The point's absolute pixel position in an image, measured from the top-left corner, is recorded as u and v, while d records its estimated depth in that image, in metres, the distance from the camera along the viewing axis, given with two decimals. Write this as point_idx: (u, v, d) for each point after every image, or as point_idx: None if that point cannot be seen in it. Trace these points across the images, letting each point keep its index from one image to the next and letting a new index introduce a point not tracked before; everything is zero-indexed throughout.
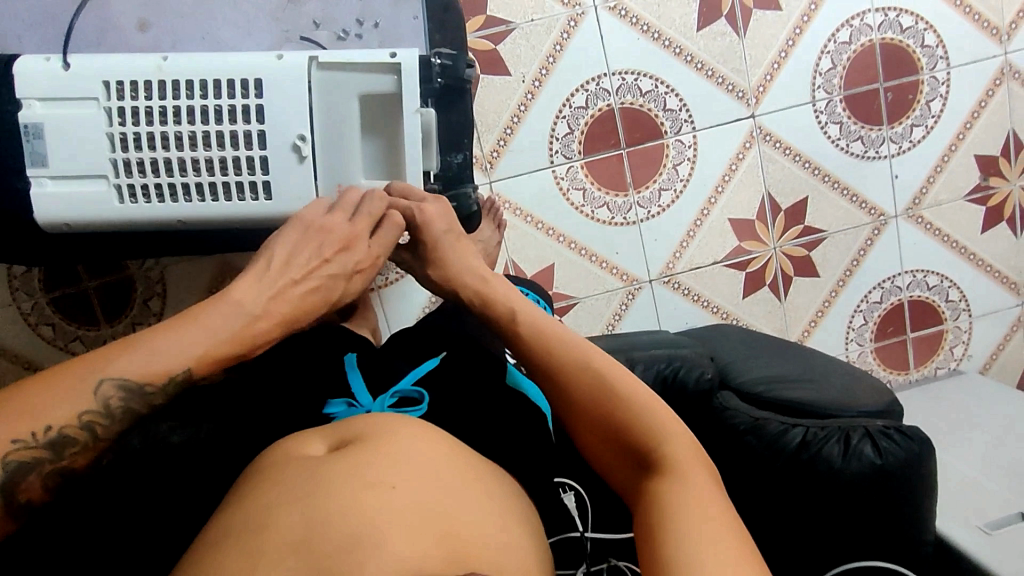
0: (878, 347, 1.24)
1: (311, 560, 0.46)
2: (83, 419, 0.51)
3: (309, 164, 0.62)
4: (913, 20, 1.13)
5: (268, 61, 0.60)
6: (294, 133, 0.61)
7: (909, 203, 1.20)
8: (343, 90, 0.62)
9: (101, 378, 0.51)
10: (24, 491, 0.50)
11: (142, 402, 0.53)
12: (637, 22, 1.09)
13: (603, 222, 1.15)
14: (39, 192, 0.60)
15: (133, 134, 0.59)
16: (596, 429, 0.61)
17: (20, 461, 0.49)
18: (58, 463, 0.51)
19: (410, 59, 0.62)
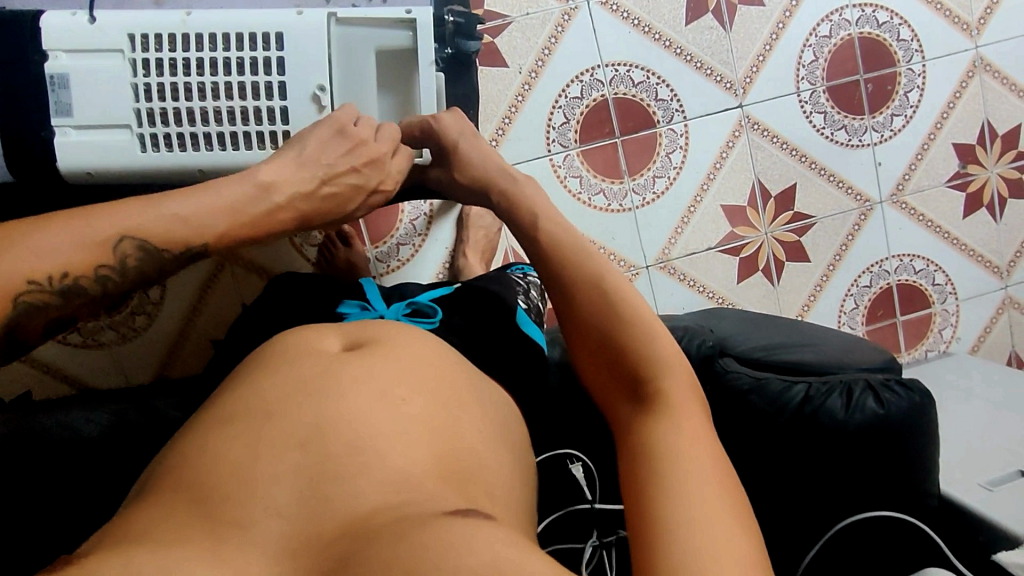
0: (870, 331, 1.27)
1: (317, 455, 0.51)
2: (98, 271, 0.55)
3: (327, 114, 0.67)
4: (888, 16, 1.20)
5: (290, 17, 0.65)
6: (314, 83, 0.66)
7: (893, 189, 1.24)
8: (361, 45, 0.68)
9: (120, 235, 0.56)
10: (24, 328, 0.53)
11: (154, 263, 0.58)
12: (628, 16, 1.14)
13: (600, 209, 1.17)
14: (63, 140, 0.65)
15: (157, 84, 0.64)
16: (605, 362, 0.62)
17: (29, 304, 0.52)
18: (62, 308, 0.54)
19: (424, 18, 0.68)
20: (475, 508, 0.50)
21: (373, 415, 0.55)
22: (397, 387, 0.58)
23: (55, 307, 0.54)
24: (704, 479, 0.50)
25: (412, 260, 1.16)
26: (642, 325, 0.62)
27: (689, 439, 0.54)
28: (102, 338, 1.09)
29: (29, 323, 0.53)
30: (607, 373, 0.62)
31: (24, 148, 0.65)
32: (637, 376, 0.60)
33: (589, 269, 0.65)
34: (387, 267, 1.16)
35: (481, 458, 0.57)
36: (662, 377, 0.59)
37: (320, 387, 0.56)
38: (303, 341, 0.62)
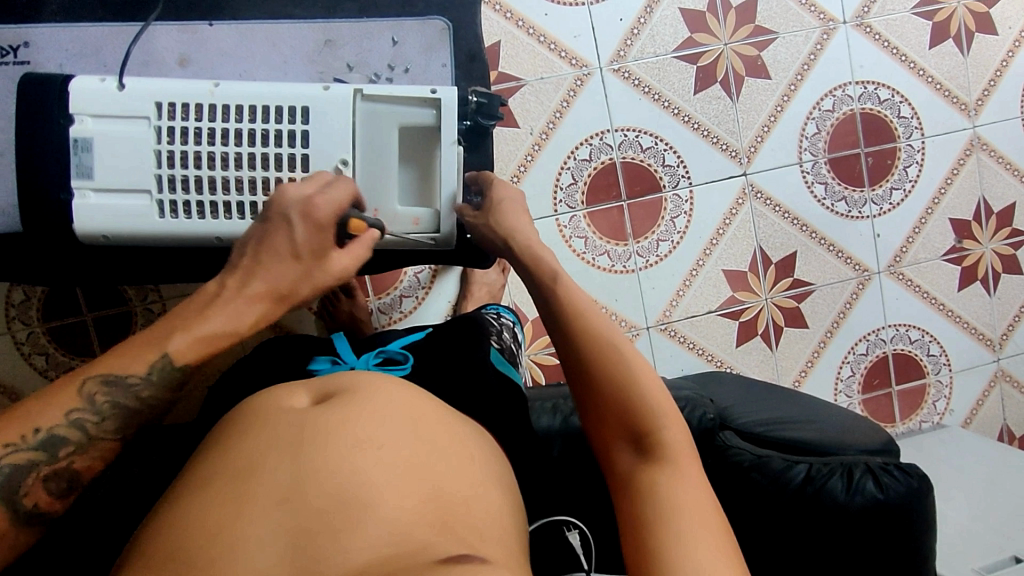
0: (865, 400, 1.29)
1: (301, 515, 0.50)
2: (72, 417, 0.53)
3: (347, 188, 0.64)
4: (890, 93, 1.23)
5: (315, 92, 0.62)
6: (337, 158, 0.63)
7: (891, 260, 1.26)
8: (383, 121, 0.64)
9: (84, 378, 0.55)
10: (30, 497, 0.52)
11: (127, 395, 0.55)
12: (639, 84, 1.17)
13: (603, 269, 1.19)
14: (80, 203, 0.62)
15: (180, 152, 0.61)
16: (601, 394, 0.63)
17: (14, 465, 0.51)
18: (54, 463, 0.53)
19: (449, 98, 0.65)
20: (476, 555, 0.50)
21: (358, 460, 0.54)
22: (377, 431, 0.56)
23: (82, 452, 0.54)
24: (699, 541, 0.51)
25: (414, 313, 1.17)
26: (645, 378, 0.62)
27: (693, 497, 0.55)
28: None
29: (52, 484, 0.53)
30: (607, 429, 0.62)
31: (41, 208, 0.63)
32: (628, 417, 0.61)
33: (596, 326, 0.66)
34: (389, 319, 1.16)
35: (474, 504, 0.56)
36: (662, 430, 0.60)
37: (307, 437, 0.55)
38: (275, 399, 0.61)
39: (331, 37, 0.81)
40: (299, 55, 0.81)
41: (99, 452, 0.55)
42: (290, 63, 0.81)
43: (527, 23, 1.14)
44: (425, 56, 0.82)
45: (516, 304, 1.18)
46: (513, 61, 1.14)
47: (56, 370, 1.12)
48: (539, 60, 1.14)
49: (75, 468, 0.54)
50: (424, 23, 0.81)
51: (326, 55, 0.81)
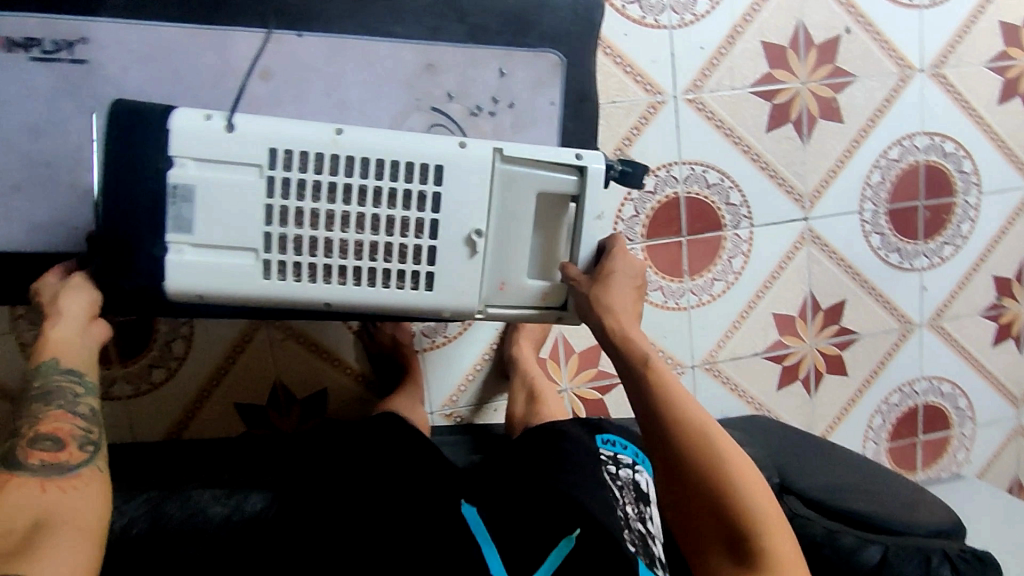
0: (891, 447, 1.30)
1: None
2: None
3: (479, 261, 0.58)
4: (954, 147, 1.21)
5: (451, 149, 0.56)
6: (471, 226, 0.57)
7: (933, 314, 1.26)
8: (520, 185, 0.59)
9: None
10: None
11: None
12: (712, 116, 1.12)
13: (656, 305, 1.15)
14: (175, 259, 0.55)
15: (296, 208, 0.55)
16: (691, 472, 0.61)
17: None
18: None
19: (595, 167, 0.59)
20: None
21: None
22: None
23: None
24: None
25: (458, 337, 1.12)
26: (733, 460, 0.61)
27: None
28: (113, 391, 1.02)
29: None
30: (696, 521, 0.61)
31: (127, 262, 0.55)
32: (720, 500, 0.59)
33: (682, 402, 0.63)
34: (432, 342, 1.10)
35: None
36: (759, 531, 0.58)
37: None
38: None
39: (432, 61, 0.73)
40: (396, 78, 0.73)
41: None
42: (385, 86, 0.73)
43: (605, 41, 1.06)
44: (532, 93, 0.75)
45: (565, 334, 1.14)
46: None
47: None
48: (613, 82, 1.07)
49: None
50: (536, 56, 0.74)
51: (425, 81, 0.73)
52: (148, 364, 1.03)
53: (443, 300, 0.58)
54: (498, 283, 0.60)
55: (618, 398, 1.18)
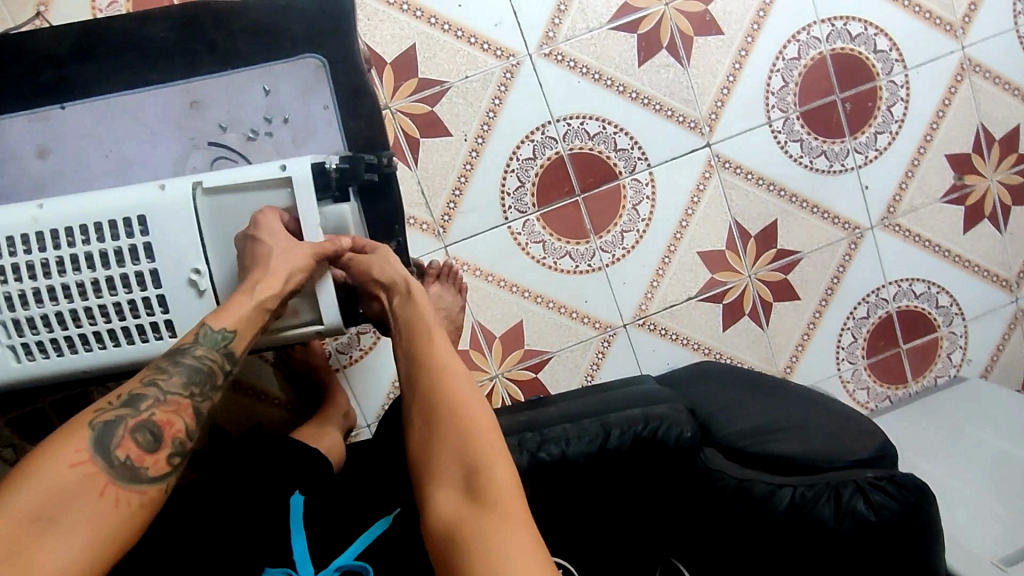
0: (872, 364, 1.19)
1: None
2: (136, 423, 0.51)
3: (209, 297, 0.59)
4: (862, 27, 1.09)
5: (151, 197, 0.57)
6: (189, 268, 0.58)
7: (883, 213, 1.15)
8: (233, 211, 0.60)
9: (93, 420, 0.50)
10: (127, 451, 0.50)
11: (182, 386, 0.54)
12: (576, 65, 1.05)
13: (567, 271, 1.10)
14: None
15: (18, 291, 0.56)
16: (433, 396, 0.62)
17: (104, 423, 0.50)
18: (139, 416, 0.51)
19: (302, 173, 0.59)
20: None
21: None
22: None
23: (163, 406, 0.53)
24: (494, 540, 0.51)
25: (375, 347, 1.10)
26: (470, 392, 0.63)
27: (498, 536, 0.50)
28: None
29: (142, 438, 0.50)
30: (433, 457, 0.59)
31: None
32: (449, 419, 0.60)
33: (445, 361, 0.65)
34: (349, 356, 1.10)
35: None
36: (487, 465, 0.57)
37: None
38: None
39: (196, 97, 0.72)
40: (167, 124, 0.72)
41: (177, 420, 0.53)
42: (158, 134, 0.73)
43: (441, 18, 1.02)
44: (302, 102, 0.73)
45: (480, 321, 1.10)
46: (432, 63, 1.03)
47: (26, 459, 1.08)
48: (460, 58, 1.03)
49: (145, 455, 0.50)
50: (297, 64, 0.72)
51: (194, 120, 0.72)
52: None
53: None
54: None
55: (554, 374, 1.14)
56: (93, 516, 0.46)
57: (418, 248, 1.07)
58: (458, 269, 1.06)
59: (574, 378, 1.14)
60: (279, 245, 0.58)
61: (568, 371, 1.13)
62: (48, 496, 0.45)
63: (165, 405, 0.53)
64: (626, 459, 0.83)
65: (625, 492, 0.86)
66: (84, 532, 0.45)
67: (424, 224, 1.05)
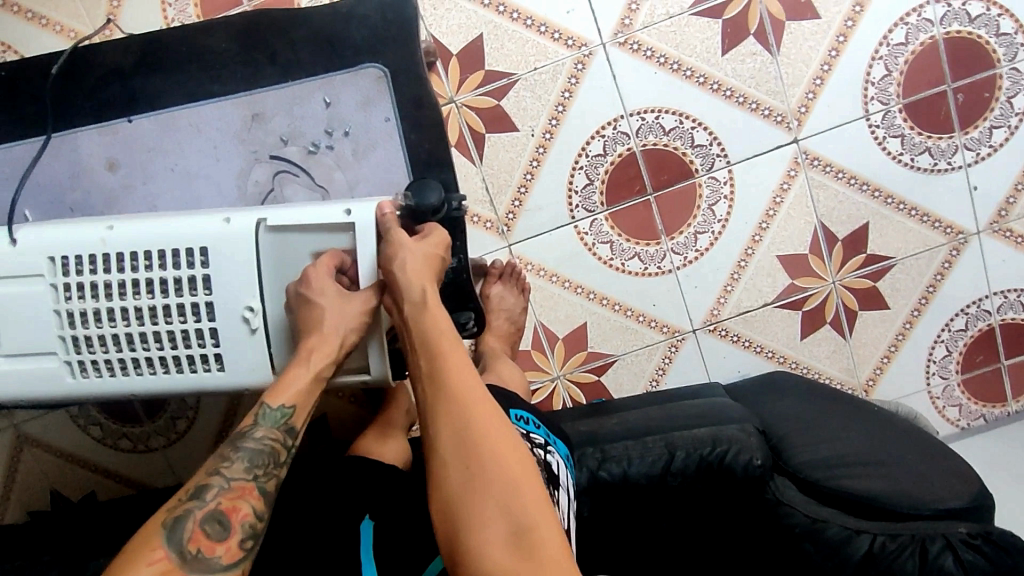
0: (966, 380, 1.10)
1: None
2: (202, 513, 0.52)
3: (261, 335, 0.59)
4: (983, 7, 0.97)
5: (218, 231, 0.57)
6: (242, 305, 0.58)
7: (993, 217, 1.04)
8: (294, 252, 0.60)
9: (162, 520, 0.51)
10: (197, 543, 0.50)
11: (245, 470, 0.55)
12: (653, 54, 0.98)
13: (635, 273, 1.05)
14: None
15: (81, 309, 0.57)
16: (461, 425, 0.54)
17: (173, 519, 0.51)
18: (206, 507, 0.52)
19: (363, 219, 0.59)
20: None
21: None
22: None
23: (228, 493, 0.53)
24: None
25: None
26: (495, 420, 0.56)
27: None
28: (150, 444, 1.15)
29: (210, 529, 0.51)
30: (466, 510, 0.51)
31: None
32: (483, 454, 0.53)
33: (470, 397, 0.56)
34: None
35: None
36: (536, 520, 0.51)
37: None
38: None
39: (258, 109, 0.71)
40: (228, 137, 0.71)
41: (242, 503, 0.53)
42: (220, 147, 0.72)
43: (510, 6, 0.97)
44: (363, 114, 0.70)
45: (543, 322, 1.07)
46: (500, 55, 0.98)
47: (112, 438, 1.14)
48: (530, 48, 0.98)
49: (215, 547, 0.51)
50: (357, 74, 0.69)
51: (257, 132, 0.71)
52: (171, 416, 1.14)
53: (236, 376, 0.60)
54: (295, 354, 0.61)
55: (617, 379, 1.10)
56: None
57: (481, 247, 1.04)
58: (521, 270, 1.03)
59: (638, 383, 1.10)
60: (331, 306, 0.57)
61: (632, 375, 1.09)
62: None
63: (230, 492, 0.53)
64: (691, 485, 0.80)
65: (688, 518, 0.83)
66: None
67: (487, 223, 1.02)
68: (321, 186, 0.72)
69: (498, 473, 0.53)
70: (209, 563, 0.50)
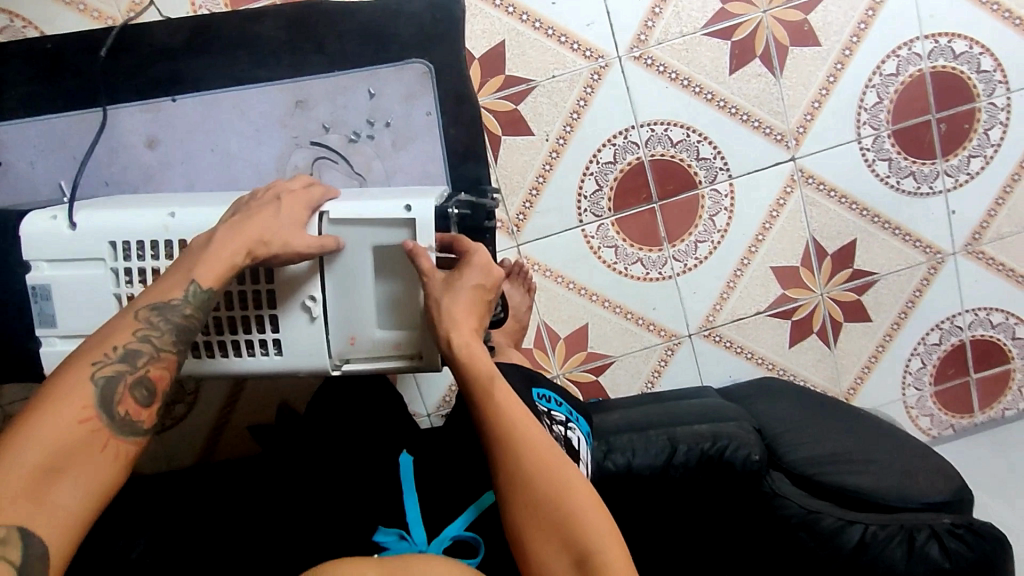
0: (938, 391, 1.17)
1: None
2: (127, 378, 0.53)
3: (319, 322, 0.64)
4: (967, 45, 1.05)
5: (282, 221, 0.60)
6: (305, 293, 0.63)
7: (968, 239, 1.11)
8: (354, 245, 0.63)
9: (90, 373, 0.52)
10: (123, 404, 0.52)
11: (171, 337, 0.56)
12: (665, 70, 1.03)
13: (638, 277, 1.10)
14: (49, 349, 0.61)
15: (141, 295, 0.59)
16: (512, 466, 0.58)
17: (104, 376, 0.52)
18: (136, 372, 0.53)
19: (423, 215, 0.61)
20: None
21: None
22: None
23: (156, 362, 0.55)
24: None
25: None
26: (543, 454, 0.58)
27: None
28: None
29: (138, 394, 0.53)
30: (531, 542, 0.56)
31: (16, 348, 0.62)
32: (538, 491, 0.57)
33: (513, 433, 0.59)
34: None
35: None
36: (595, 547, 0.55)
37: None
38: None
39: (302, 97, 0.73)
40: (271, 121, 0.73)
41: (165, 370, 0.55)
42: (262, 131, 0.74)
43: (532, 16, 1.01)
44: (406, 106, 0.73)
45: (546, 322, 1.11)
46: (520, 61, 1.02)
47: None
48: (549, 57, 1.02)
49: (138, 409, 0.53)
50: (402, 69, 0.72)
51: (300, 118, 0.73)
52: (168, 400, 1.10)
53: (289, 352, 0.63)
54: (349, 338, 0.66)
55: (614, 379, 1.14)
56: (96, 471, 0.49)
57: None
58: (529, 269, 1.07)
59: (634, 383, 1.15)
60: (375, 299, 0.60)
61: (629, 376, 1.14)
62: (54, 454, 0.48)
63: (158, 362, 0.55)
64: (692, 477, 0.84)
65: (686, 512, 0.86)
66: (87, 485, 0.49)
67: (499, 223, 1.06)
68: (359, 174, 0.74)
69: (554, 507, 0.56)
70: (131, 424, 0.52)
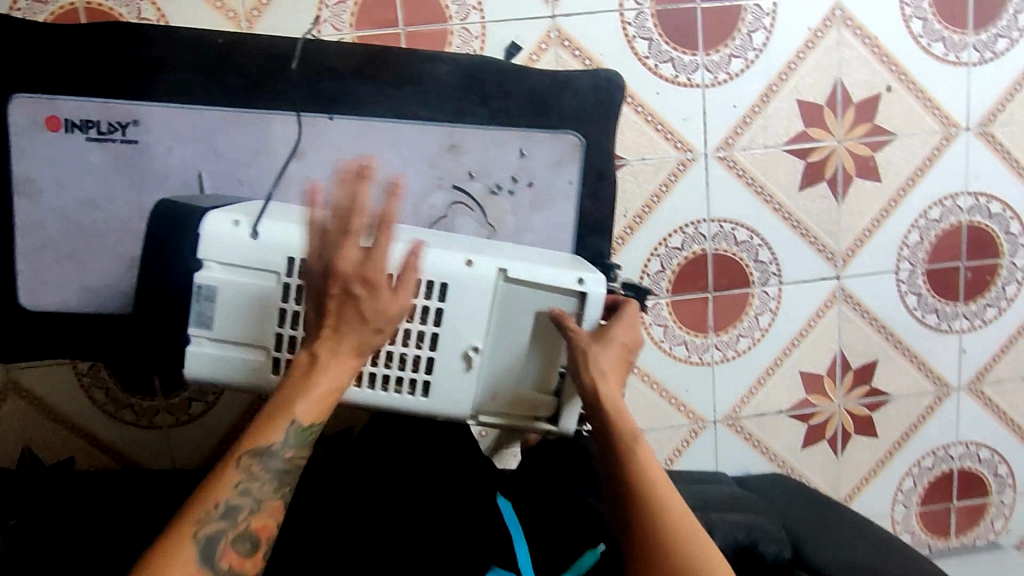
0: (923, 512, 1.26)
1: None
2: (234, 535, 0.55)
3: (474, 372, 0.67)
4: (1001, 209, 1.17)
5: (461, 271, 0.65)
6: (468, 342, 0.66)
7: (972, 378, 1.22)
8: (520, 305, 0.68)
9: (200, 530, 0.54)
10: (226, 561, 0.54)
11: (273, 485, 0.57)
12: (744, 174, 1.11)
13: (681, 358, 1.14)
14: (194, 349, 0.65)
15: (307, 315, 0.63)
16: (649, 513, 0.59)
17: (211, 534, 0.54)
18: (238, 528, 0.55)
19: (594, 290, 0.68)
20: None
21: None
22: None
23: (258, 513, 0.56)
24: None
25: None
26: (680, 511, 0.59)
27: None
28: (156, 420, 1.06)
29: (240, 548, 0.55)
30: None
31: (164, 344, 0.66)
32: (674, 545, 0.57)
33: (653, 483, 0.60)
34: None
35: None
36: None
37: None
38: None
39: (456, 141, 0.78)
40: (421, 158, 0.79)
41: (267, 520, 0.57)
42: (410, 165, 0.79)
43: (636, 100, 1.07)
44: (552, 171, 0.79)
45: None
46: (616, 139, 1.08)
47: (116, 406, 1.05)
48: (643, 140, 1.08)
49: (238, 564, 0.55)
50: (556, 137, 0.78)
51: (449, 161, 0.79)
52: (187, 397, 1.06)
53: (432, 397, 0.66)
54: (490, 395, 0.69)
55: None
56: None
57: None
58: None
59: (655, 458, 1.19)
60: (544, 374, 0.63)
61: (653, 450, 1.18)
62: None
63: (260, 512, 0.56)
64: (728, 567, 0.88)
65: None
66: None
67: None
68: (490, 225, 0.80)
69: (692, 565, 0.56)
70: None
